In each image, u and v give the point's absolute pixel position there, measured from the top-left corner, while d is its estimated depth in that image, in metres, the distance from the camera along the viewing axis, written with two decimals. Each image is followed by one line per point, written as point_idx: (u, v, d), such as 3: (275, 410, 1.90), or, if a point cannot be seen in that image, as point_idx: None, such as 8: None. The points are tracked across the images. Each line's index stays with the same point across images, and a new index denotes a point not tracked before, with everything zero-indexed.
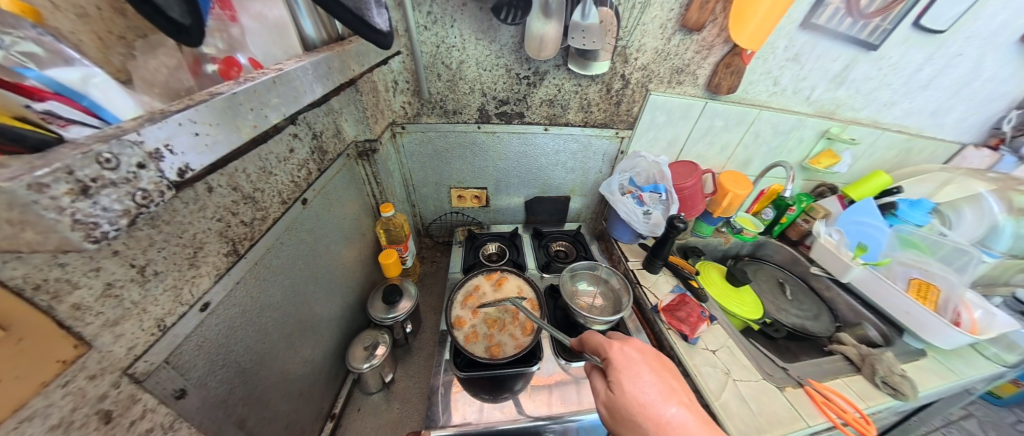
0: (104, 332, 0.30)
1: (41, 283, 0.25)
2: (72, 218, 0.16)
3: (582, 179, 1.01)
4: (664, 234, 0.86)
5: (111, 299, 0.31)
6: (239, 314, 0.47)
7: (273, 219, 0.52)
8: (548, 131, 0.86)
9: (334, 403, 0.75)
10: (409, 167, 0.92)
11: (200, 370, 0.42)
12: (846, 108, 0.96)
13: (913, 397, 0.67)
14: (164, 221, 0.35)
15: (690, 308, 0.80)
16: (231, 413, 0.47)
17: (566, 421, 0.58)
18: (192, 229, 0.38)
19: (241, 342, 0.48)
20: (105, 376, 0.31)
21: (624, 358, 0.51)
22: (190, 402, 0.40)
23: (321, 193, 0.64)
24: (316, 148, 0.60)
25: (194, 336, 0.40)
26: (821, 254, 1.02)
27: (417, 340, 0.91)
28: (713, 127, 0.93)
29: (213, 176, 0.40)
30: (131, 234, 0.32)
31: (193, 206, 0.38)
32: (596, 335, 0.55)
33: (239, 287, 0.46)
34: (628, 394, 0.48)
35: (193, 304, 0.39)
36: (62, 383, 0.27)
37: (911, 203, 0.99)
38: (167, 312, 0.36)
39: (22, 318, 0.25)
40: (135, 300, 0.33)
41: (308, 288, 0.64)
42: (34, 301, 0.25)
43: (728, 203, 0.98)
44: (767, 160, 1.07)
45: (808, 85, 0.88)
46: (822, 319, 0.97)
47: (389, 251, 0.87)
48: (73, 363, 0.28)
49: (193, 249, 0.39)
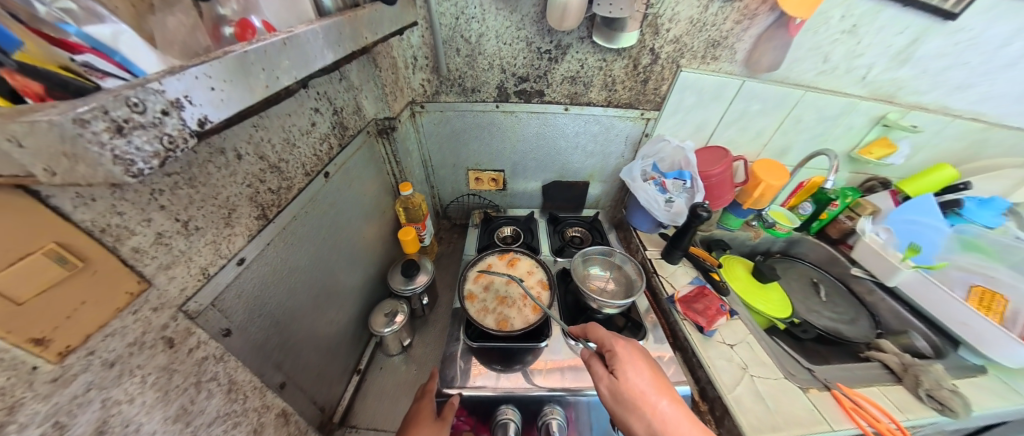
0: (160, 273, 0.34)
1: (106, 228, 0.29)
2: (112, 154, 0.18)
3: (602, 165, 0.98)
4: (685, 224, 0.82)
5: (162, 246, 0.34)
6: (271, 271, 0.51)
7: (298, 189, 0.55)
8: (568, 111, 0.83)
9: (358, 360, 0.80)
10: (428, 148, 0.93)
11: (241, 317, 0.46)
12: (908, 91, 0.85)
13: (964, 415, 0.61)
14: (201, 183, 0.38)
15: (709, 301, 0.77)
16: (269, 357, 0.51)
17: (579, 395, 0.58)
18: (225, 192, 0.41)
19: (274, 297, 0.52)
20: (165, 310, 0.35)
21: (627, 352, 0.52)
22: (234, 342, 0.44)
23: (342, 169, 0.66)
24: (337, 123, 0.62)
25: (232, 286, 0.43)
26: (864, 254, 0.93)
27: (433, 313, 0.94)
28: (747, 111, 0.87)
29: (241, 144, 0.43)
30: (174, 192, 0.35)
31: (225, 171, 0.41)
32: (599, 329, 0.57)
33: (269, 248, 0.50)
34: (630, 384, 0.48)
35: (230, 258, 0.43)
36: (132, 311, 0.32)
37: (979, 202, 0.88)
38: (209, 263, 0.40)
39: (94, 254, 0.28)
40: (182, 249, 0.36)
41: (332, 258, 0.67)
42: (103, 242, 0.29)
43: (760, 195, 0.91)
44: (808, 149, 0.99)
45: (864, 63, 0.79)
46: (859, 324, 0.89)
47: (407, 228, 0.89)
48: (138, 297, 0.32)
49: (228, 210, 0.42)
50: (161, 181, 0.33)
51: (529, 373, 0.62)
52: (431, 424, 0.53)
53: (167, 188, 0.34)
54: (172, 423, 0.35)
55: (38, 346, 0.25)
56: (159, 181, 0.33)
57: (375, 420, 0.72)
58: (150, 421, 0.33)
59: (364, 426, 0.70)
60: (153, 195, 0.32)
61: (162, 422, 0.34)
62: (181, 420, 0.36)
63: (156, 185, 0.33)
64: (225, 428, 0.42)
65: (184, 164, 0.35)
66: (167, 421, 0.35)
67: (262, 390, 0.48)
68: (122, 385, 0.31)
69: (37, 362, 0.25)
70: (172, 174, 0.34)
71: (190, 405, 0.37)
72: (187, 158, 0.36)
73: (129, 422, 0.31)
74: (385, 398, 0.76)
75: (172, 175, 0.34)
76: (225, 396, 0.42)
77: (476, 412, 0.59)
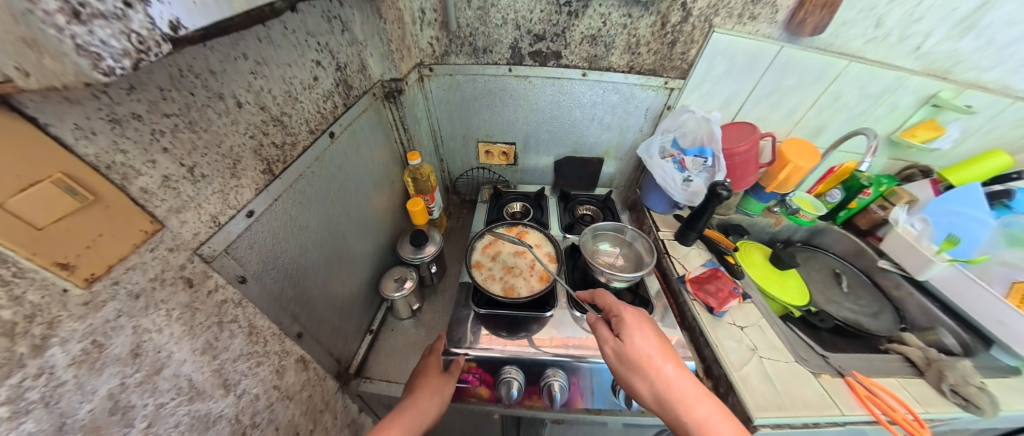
0: (171, 216, 0.33)
1: (112, 165, 0.27)
2: (75, 44, 0.17)
3: (619, 139, 0.93)
4: (703, 204, 0.78)
5: (171, 189, 0.33)
6: (282, 228, 0.49)
7: (302, 148, 0.52)
8: (587, 77, 0.79)
9: (371, 321, 0.78)
10: (437, 116, 0.90)
11: (256, 266, 0.45)
12: (966, 66, 0.76)
13: (990, 414, 0.57)
14: (203, 129, 0.36)
15: (722, 283, 0.73)
16: (286, 308, 0.51)
17: (583, 362, 0.58)
18: (228, 141, 0.39)
19: (287, 252, 0.51)
20: (181, 251, 0.34)
21: (634, 318, 0.50)
22: (251, 289, 0.44)
23: (348, 130, 0.63)
24: (341, 81, 0.59)
25: (245, 237, 0.42)
26: (894, 247, 0.88)
27: (442, 282, 0.89)
28: (782, 84, 0.81)
29: (241, 92, 0.40)
30: (176, 135, 0.33)
31: (226, 119, 0.39)
32: (607, 295, 0.55)
33: (278, 204, 0.48)
34: (636, 348, 0.47)
35: (240, 210, 0.41)
36: (150, 248, 0.31)
37: None
38: (219, 212, 0.39)
39: (103, 188, 0.27)
40: (191, 195, 0.35)
41: (342, 224, 0.65)
42: (112, 180, 0.28)
43: (786, 177, 0.85)
44: (845, 129, 0.91)
45: (922, 29, 0.70)
46: (883, 317, 0.85)
47: (416, 199, 0.85)
48: (153, 236, 0.31)
49: (232, 161, 0.40)
50: (161, 121, 0.31)
51: (534, 341, 0.61)
52: (440, 378, 0.54)
53: (168, 130, 0.32)
54: (200, 354, 0.37)
55: (64, 269, 0.24)
56: (158, 121, 0.31)
57: (388, 373, 0.70)
58: (180, 351, 0.34)
59: (378, 377, 0.69)
60: (154, 135, 0.31)
61: (190, 352, 0.35)
62: (208, 353, 0.38)
63: (156, 124, 0.31)
64: (248, 365, 0.43)
65: (183, 106, 0.33)
66: (195, 352, 0.36)
67: (282, 337, 0.50)
68: (151, 315, 0.31)
69: (66, 285, 0.25)
70: (171, 115, 0.32)
71: (215, 342, 0.39)
72: (184, 100, 0.33)
73: (160, 349, 0.32)
74: (396, 354, 0.74)
75: (171, 117, 0.32)
76: (247, 337, 0.43)
77: (485, 369, 0.59)
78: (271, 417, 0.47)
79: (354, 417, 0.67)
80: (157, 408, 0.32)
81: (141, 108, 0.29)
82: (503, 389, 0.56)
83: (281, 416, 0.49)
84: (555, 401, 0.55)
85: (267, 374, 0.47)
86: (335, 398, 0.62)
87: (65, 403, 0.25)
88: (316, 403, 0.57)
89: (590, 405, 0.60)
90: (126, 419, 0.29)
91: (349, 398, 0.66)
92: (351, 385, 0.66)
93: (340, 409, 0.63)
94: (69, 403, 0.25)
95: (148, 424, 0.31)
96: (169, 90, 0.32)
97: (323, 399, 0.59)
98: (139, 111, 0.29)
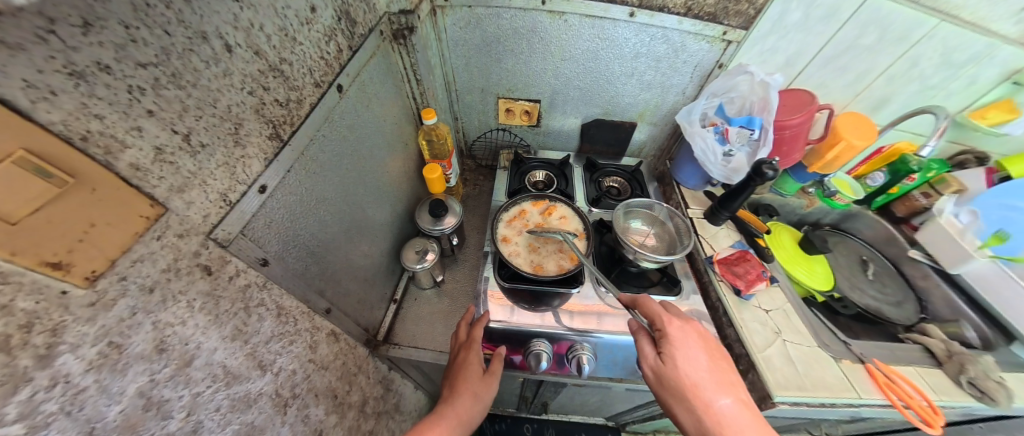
0: (174, 196, 0.27)
1: (87, 136, 0.21)
2: None
3: (658, 101, 0.82)
4: (742, 182, 0.71)
5: (167, 165, 0.26)
6: (298, 202, 0.43)
7: (309, 104, 0.43)
8: (633, 19, 0.64)
9: (394, 290, 0.76)
10: (453, 63, 0.76)
11: (276, 246, 0.40)
12: None
13: (1004, 405, 0.58)
14: (190, 83, 0.28)
15: (750, 266, 0.69)
16: (312, 284, 0.48)
17: (588, 336, 0.56)
18: (224, 99, 0.31)
19: (306, 227, 0.45)
20: (192, 236, 0.29)
21: (680, 335, 0.48)
22: (275, 270, 0.40)
23: (357, 82, 0.53)
24: (342, 13, 0.47)
25: (260, 215, 0.37)
26: (932, 237, 0.82)
27: (462, 252, 0.86)
28: (857, 44, 0.68)
29: (227, 29, 0.31)
30: (159, 93, 0.25)
31: (216, 69, 0.30)
32: (652, 305, 0.51)
33: (292, 176, 0.41)
34: (678, 369, 0.46)
35: (251, 185, 0.35)
36: (155, 237, 0.26)
37: None
38: (228, 188, 0.33)
39: (79, 165, 0.20)
40: (193, 170, 0.29)
41: (359, 191, 0.59)
42: (93, 156, 0.21)
43: (834, 158, 0.77)
44: (910, 104, 0.79)
45: None
46: (905, 307, 0.84)
47: (432, 165, 0.77)
48: (157, 221, 0.26)
49: (233, 125, 0.33)
50: (137, 74, 0.23)
51: (557, 316, 0.59)
52: (478, 381, 0.54)
53: (148, 86, 0.24)
54: (230, 341, 0.33)
55: (58, 269, 0.19)
56: (133, 74, 0.23)
57: (416, 340, 0.70)
58: (209, 340, 0.31)
59: (406, 343, 0.69)
60: (132, 93, 0.23)
61: (220, 340, 0.32)
62: (238, 338, 0.34)
63: (132, 78, 0.23)
64: (282, 344, 0.41)
65: (160, 51, 0.25)
66: (224, 339, 0.33)
67: (310, 314, 0.47)
68: (170, 309, 0.27)
69: (65, 286, 0.20)
70: (148, 66, 0.24)
71: (245, 326, 0.35)
72: (159, 42, 0.25)
73: (188, 340, 0.29)
74: (422, 322, 0.73)
75: (148, 68, 0.24)
76: (276, 318, 0.40)
77: (512, 343, 0.58)
78: (309, 386, 0.46)
79: (386, 375, 0.69)
80: (193, 397, 0.29)
81: (107, 55, 0.21)
82: (532, 361, 0.55)
83: (319, 384, 0.48)
84: (583, 372, 0.54)
85: (301, 350, 0.45)
86: (367, 362, 0.62)
87: (91, 408, 0.21)
88: (349, 368, 0.56)
89: (601, 374, 0.61)
90: (163, 413, 0.26)
91: (379, 360, 0.66)
92: (381, 350, 0.65)
93: (372, 369, 0.64)
94: (95, 408, 0.22)
95: (187, 413, 0.28)
96: (136, 28, 0.23)
97: (356, 362, 0.59)
98: (106, 60, 0.21)
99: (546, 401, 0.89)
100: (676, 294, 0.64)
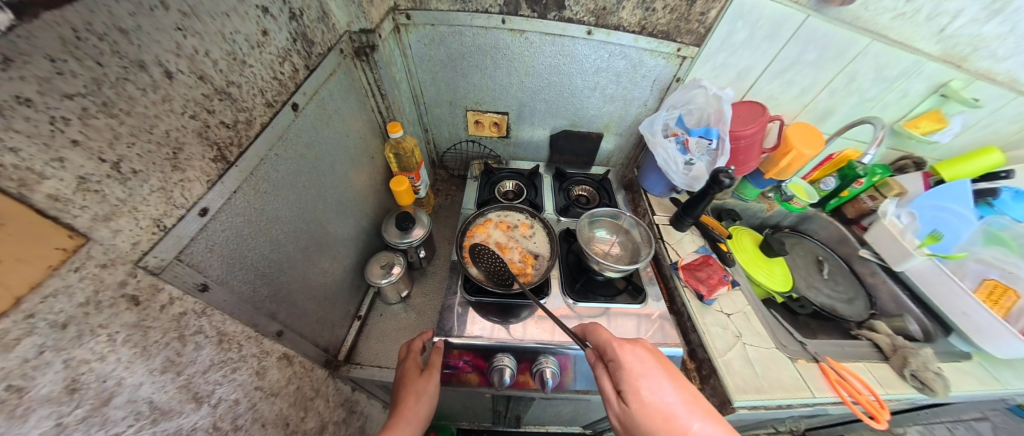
0: (99, 225, 0.26)
1: None
2: None
3: (621, 113, 0.85)
4: (702, 190, 0.73)
5: (92, 194, 0.26)
6: (246, 223, 0.42)
7: (260, 124, 0.43)
8: (591, 36, 0.67)
9: (358, 307, 0.76)
10: (419, 77, 0.77)
11: (219, 269, 0.39)
12: (982, 54, 0.68)
13: (942, 394, 0.63)
14: (123, 111, 0.27)
15: (712, 271, 0.72)
16: (261, 308, 0.46)
17: (565, 348, 0.57)
18: (163, 124, 0.31)
19: (256, 248, 0.45)
20: (118, 266, 0.28)
21: (635, 362, 0.46)
22: (217, 295, 0.38)
23: (315, 99, 0.53)
24: (298, 35, 0.47)
25: (201, 238, 0.36)
26: (879, 238, 0.87)
27: (432, 265, 0.86)
28: (800, 59, 0.73)
29: (167, 54, 0.30)
30: (87, 122, 0.24)
31: (154, 95, 0.30)
32: (602, 334, 0.50)
33: (238, 196, 0.40)
34: (644, 401, 0.43)
35: (190, 208, 0.34)
36: (74, 268, 0.25)
37: (1016, 193, 0.79)
38: (163, 214, 0.32)
39: None
40: (122, 197, 0.28)
41: (319, 206, 0.58)
42: (4, 189, 0.20)
43: (787, 164, 0.81)
44: (852, 116, 0.85)
45: (952, 8, 0.62)
46: (857, 303, 0.89)
47: (400, 177, 0.77)
48: (77, 252, 0.25)
49: (172, 149, 0.32)
50: (62, 105, 0.23)
51: (524, 328, 0.60)
52: (418, 378, 0.53)
53: (75, 116, 0.24)
54: (160, 373, 0.32)
55: None
56: (58, 105, 0.23)
57: (379, 359, 0.69)
58: (133, 375, 0.29)
59: (369, 363, 0.68)
60: (55, 124, 0.23)
61: (147, 374, 0.30)
62: (170, 370, 0.33)
63: (56, 110, 0.22)
64: (223, 372, 0.39)
65: (90, 82, 0.24)
66: (153, 372, 0.31)
67: (259, 338, 0.45)
68: (86, 344, 0.26)
69: None
70: (75, 96, 0.23)
71: (178, 357, 0.34)
72: (90, 73, 0.24)
73: (107, 377, 0.27)
74: (387, 339, 0.73)
75: (76, 98, 0.24)
76: (217, 345, 0.39)
77: (476, 357, 0.58)
78: (255, 416, 0.43)
79: (348, 396, 0.67)
80: None
81: (29, 89, 0.21)
82: (495, 376, 0.55)
83: (267, 413, 0.46)
84: (547, 386, 0.55)
85: (246, 377, 0.43)
86: (326, 384, 0.60)
87: None
88: (305, 392, 0.54)
89: (576, 386, 0.61)
90: None
91: (341, 381, 0.65)
92: (341, 371, 0.64)
93: (332, 391, 0.62)
94: None
95: None
96: (65, 61, 0.22)
97: (313, 386, 0.57)
98: (27, 93, 0.21)
99: (519, 413, 0.88)
100: (641, 301, 0.66)
